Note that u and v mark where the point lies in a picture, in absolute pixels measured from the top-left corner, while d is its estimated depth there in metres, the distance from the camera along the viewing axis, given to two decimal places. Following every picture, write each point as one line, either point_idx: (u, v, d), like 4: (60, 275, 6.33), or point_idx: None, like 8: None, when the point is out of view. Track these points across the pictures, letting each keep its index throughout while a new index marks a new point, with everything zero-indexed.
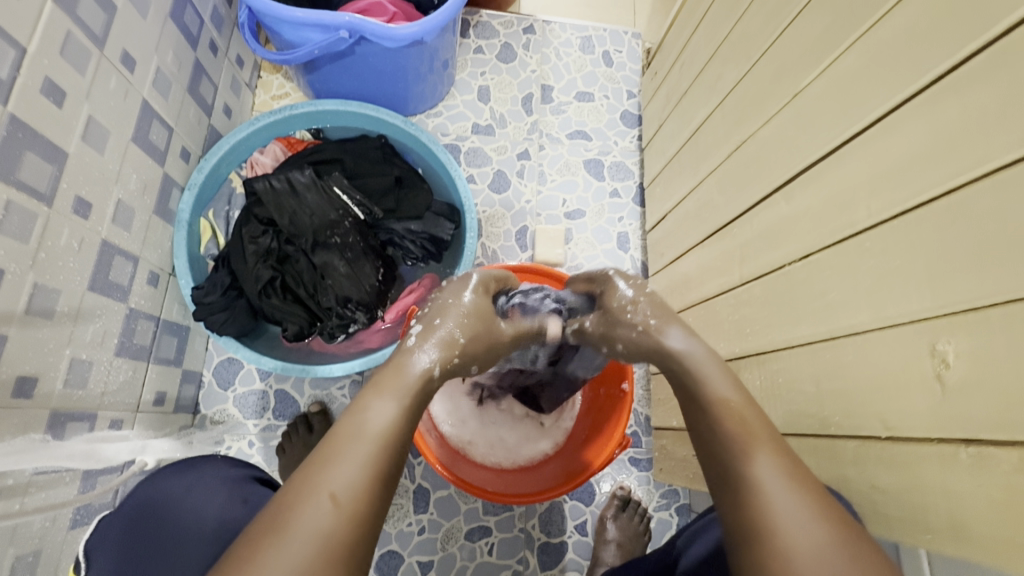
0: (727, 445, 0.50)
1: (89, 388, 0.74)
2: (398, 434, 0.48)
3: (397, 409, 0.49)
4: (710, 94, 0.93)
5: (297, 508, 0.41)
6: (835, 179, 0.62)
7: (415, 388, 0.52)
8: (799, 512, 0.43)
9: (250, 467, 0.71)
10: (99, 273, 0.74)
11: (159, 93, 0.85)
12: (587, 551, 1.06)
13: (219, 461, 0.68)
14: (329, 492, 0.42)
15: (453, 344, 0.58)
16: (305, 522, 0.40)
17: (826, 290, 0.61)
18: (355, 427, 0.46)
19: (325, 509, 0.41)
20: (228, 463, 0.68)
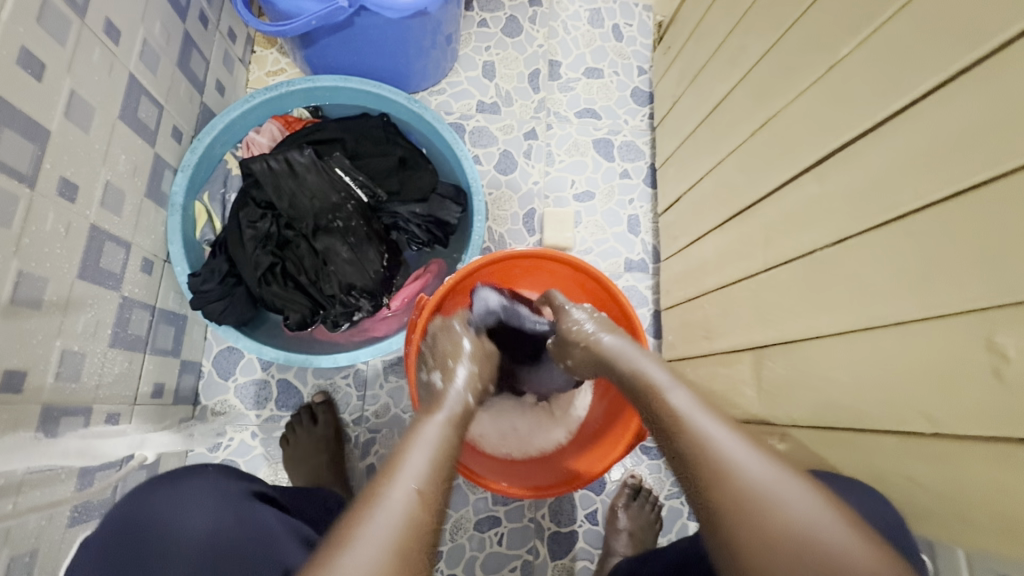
0: (662, 412, 0.49)
1: (83, 381, 0.70)
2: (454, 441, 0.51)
3: (449, 418, 0.53)
4: (731, 68, 0.88)
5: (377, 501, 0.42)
6: (876, 157, 0.58)
7: (463, 415, 0.55)
8: (749, 456, 0.43)
9: (247, 476, 0.64)
10: (89, 260, 0.70)
11: (147, 67, 0.80)
12: (597, 540, 1.05)
13: (213, 471, 0.61)
14: (406, 484, 0.44)
15: (475, 377, 0.61)
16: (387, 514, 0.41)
17: (865, 277, 0.58)
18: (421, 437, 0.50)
19: (403, 499, 0.43)
20: (224, 474, 0.61)
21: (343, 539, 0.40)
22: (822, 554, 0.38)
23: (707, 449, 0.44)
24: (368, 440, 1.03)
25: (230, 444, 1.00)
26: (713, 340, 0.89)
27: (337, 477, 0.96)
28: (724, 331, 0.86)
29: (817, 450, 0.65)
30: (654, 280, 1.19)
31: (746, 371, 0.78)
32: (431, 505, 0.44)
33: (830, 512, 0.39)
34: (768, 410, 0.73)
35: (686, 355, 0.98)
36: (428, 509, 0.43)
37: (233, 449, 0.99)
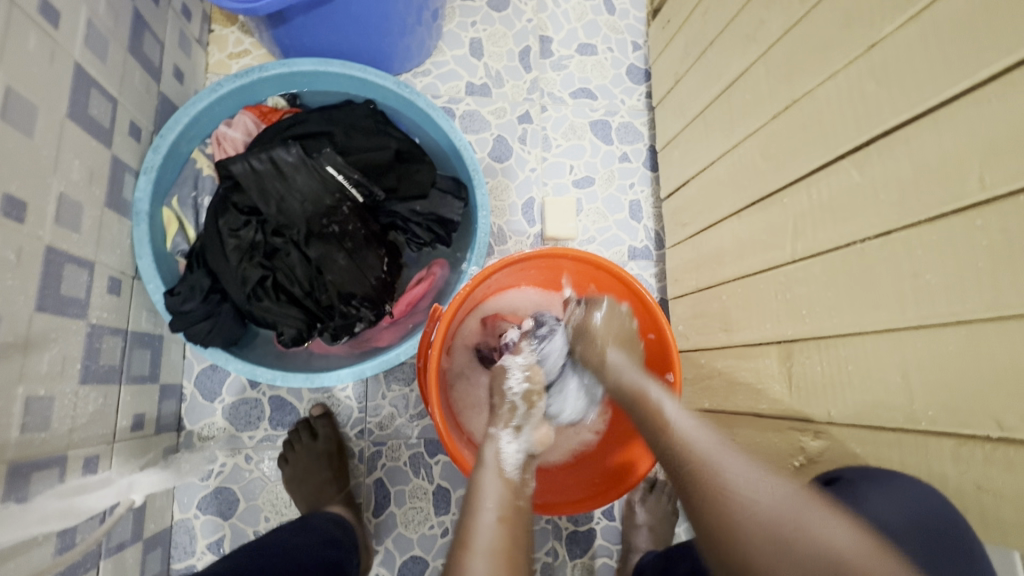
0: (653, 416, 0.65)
1: (54, 428, 0.61)
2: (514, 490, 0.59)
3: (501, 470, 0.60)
4: (747, 45, 0.84)
5: (472, 523, 0.53)
6: (935, 142, 0.54)
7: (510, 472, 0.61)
8: (736, 475, 0.53)
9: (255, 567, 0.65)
10: (48, 289, 0.60)
11: (95, 53, 0.68)
12: (615, 535, 1.03)
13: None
14: (491, 508, 0.55)
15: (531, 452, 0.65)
16: (484, 530, 0.53)
17: (922, 274, 0.55)
18: (490, 470, 0.60)
19: (493, 520, 0.54)
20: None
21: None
22: (825, 553, 0.45)
23: (717, 477, 0.54)
24: (374, 453, 0.97)
25: (223, 471, 0.92)
26: (732, 332, 0.87)
27: (340, 492, 0.89)
28: (745, 323, 0.83)
29: (861, 448, 0.63)
30: (658, 268, 1.16)
31: (774, 365, 0.76)
32: (518, 517, 0.55)
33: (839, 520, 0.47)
34: (801, 405, 0.71)
35: (703, 346, 0.95)
36: (514, 525, 0.54)
37: (226, 475, 0.91)
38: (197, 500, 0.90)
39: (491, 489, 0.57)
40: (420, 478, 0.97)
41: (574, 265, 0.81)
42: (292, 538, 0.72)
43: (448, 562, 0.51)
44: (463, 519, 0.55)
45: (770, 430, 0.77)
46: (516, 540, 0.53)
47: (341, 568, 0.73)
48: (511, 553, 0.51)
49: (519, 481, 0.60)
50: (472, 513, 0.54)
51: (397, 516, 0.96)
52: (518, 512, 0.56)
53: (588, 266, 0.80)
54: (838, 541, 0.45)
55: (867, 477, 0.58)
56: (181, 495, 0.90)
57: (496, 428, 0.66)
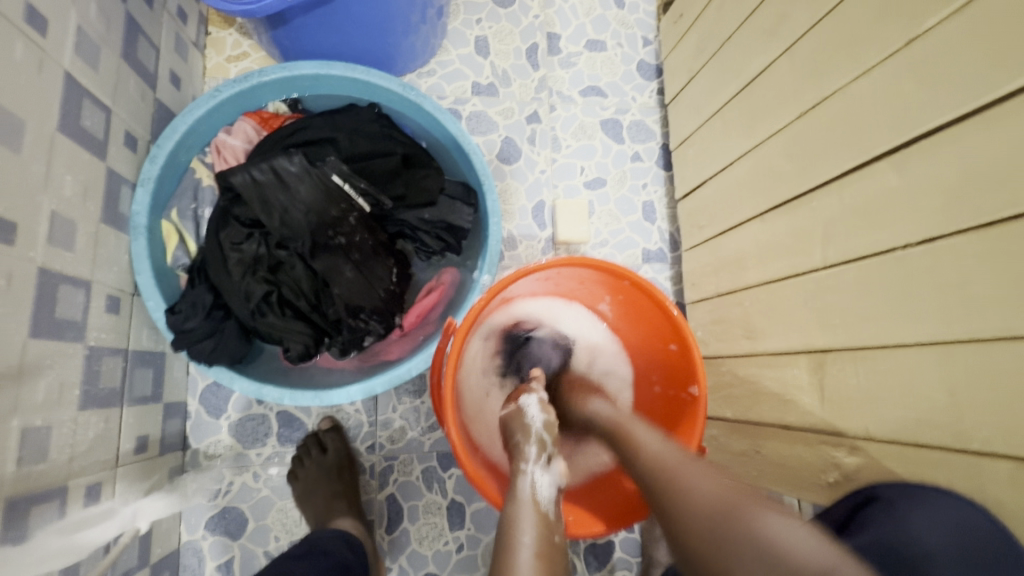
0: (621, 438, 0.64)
1: (53, 458, 0.58)
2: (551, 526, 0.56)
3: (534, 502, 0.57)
4: (769, 39, 0.79)
5: (509, 566, 0.50)
6: (983, 143, 0.51)
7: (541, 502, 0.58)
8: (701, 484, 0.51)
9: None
10: (42, 313, 0.57)
11: (85, 61, 0.65)
12: (635, 547, 1.00)
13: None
14: (529, 544, 0.52)
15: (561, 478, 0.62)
16: (523, 569, 0.50)
17: (969, 286, 0.51)
18: (524, 503, 0.57)
19: (531, 556, 0.51)
20: None
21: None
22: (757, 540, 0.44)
23: (676, 485, 0.53)
24: (386, 468, 0.94)
25: (230, 490, 0.89)
26: (756, 340, 0.83)
27: (352, 509, 0.86)
28: (770, 331, 0.79)
29: (903, 466, 0.60)
30: (673, 271, 1.12)
31: (804, 376, 0.73)
32: (557, 555, 0.53)
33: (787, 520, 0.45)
34: (834, 419, 0.68)
35: (724, 352, 0.92)
36: (553, 564, 0.51)
37: (234, 495, 0.89)
38: (204, 520, 0.87)
39: (528, 525, 0.55)
40: (434, 492, 0.95)
41: (591, 273, 0.77)
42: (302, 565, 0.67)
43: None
44: (499, 558, 0.52)
45: (800, 443, 0.74)
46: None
47: None
48: None
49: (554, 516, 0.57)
50: (510, 552, 0.52)
51: (411, 532, 0.93)
52: (555, 549, 0.53)
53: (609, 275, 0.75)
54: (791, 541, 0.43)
55: (906, 494, 0.57)
56: (188, 516, 0.87)
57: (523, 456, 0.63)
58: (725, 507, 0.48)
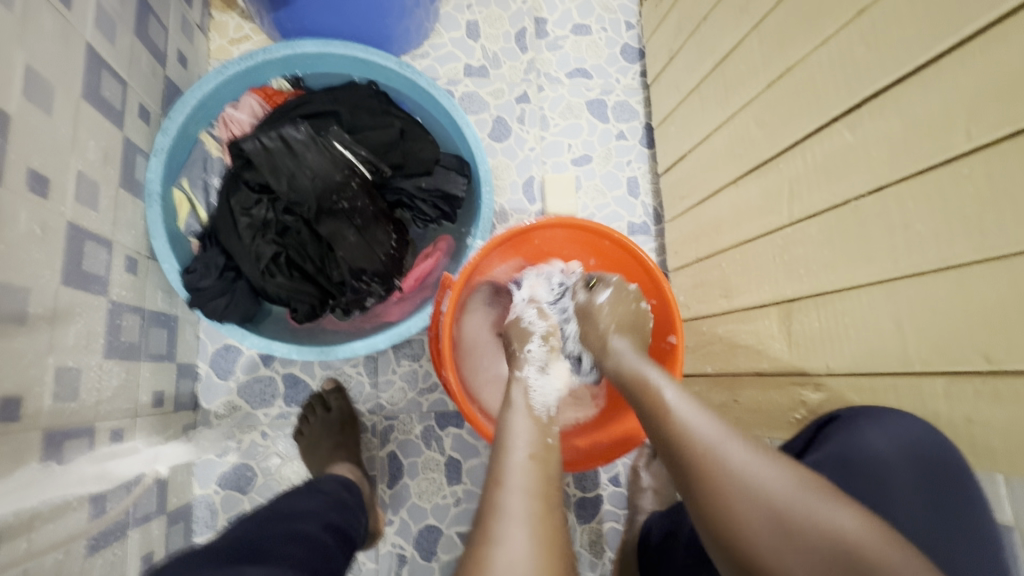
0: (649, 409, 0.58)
1: (82, 399, 0.63)
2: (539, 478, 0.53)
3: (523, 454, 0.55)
4: (741, 17, 0.86)
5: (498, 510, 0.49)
6: (922, 100, 0.57)
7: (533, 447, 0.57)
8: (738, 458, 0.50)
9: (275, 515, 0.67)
10: (71, 264, 0.62)
11: (104, 35, 0.70)
12: (623, 501, 1.06)
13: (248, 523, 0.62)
14: (520, 449, 0.56)
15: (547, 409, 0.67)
16: (515, 469, 0.53)
17: (913, 227, 0.58)
18: (517, 411, 0.63)
19: (524, 456, 0.55)
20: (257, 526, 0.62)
21: (490, 514, 0.49)
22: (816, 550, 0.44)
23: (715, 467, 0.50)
24: (387, 427, 1.00)
25: (240, 447, 0.94)
26: (732, 298, 0.90)
27: (354, 459, 0.90)
28: (745, 288, 0.86)
29: (858, 396, 0.66)
30: (657, 243, 1.19)
31: (774, 325, 0.79)
32: (549, 453, 0.57)
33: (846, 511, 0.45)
34: (801, 361, 0.74)
35: (704, 313, 0.99)
36: (547, 498, 0.51)
37: (244, 451, 0.94)
38: (216, 476, 0.92)
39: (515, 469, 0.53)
40: (432, 449, 1.00)
41: (567, 232, 0.84)
42: (304, 501, 0.70)
43: (481, 502, 0.52)
44: (493, 460, 0.56)
45: (770, 387, 0.80)
46: (551, 523, 0.49)
47: (345, 532, 0.70)
48: (549, 532, 0.48)
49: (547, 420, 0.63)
50: (499, 509, 0.49)
51: (411, 487, 0.99)
52: (548, 449, 0.57)
53: (581, 232, 0.83)
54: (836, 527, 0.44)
55: (864, 415, 0.62)
56: (200, 471, 0.92)
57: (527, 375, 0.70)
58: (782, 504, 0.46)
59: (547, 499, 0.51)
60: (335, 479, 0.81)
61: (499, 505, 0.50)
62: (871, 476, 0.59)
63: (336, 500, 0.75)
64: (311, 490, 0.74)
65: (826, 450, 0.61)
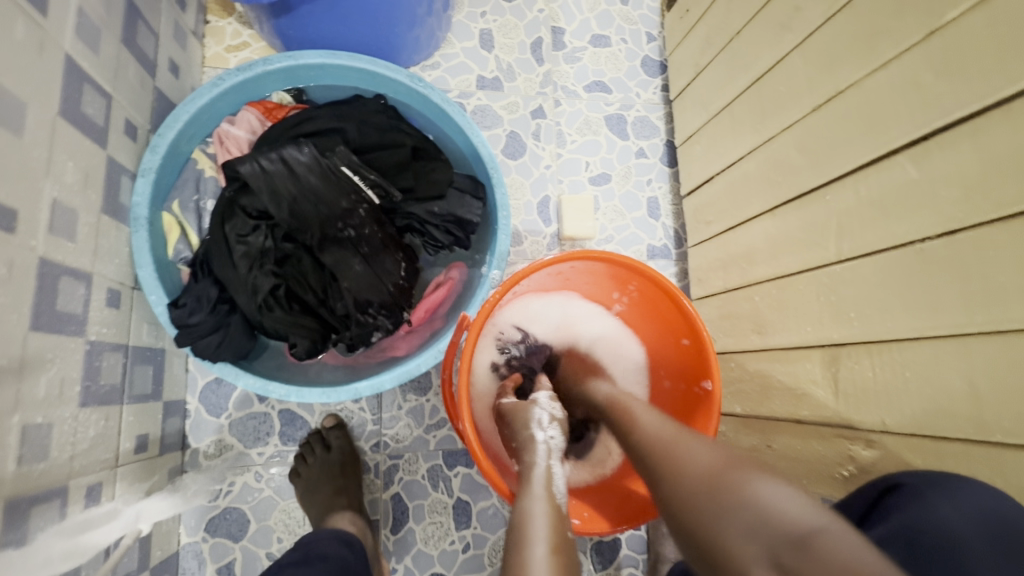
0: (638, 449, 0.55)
1: (53, 457, 0.56)
2: (563, 554, 0.47)
3: (542, 522, 0.50)
4: (781, 33, 0.80)
5: None
6: (1006, 136, 0.51)
7: (554, 518, 0.51)
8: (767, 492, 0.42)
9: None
10: (42, 305, 0.54)
11: (86, 45, 0.62)
12: (642, 544, 1.00)
13: None
14: (540, 536, 0.48)
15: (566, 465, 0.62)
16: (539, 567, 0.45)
17: (994, 276, 0.52)
18: (535, 493, 0.54)
19: (546, 551, 0.47)
20: None
21: None
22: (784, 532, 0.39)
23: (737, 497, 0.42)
24: (390, 467, 0.93)
25: (231, 490, 0.87)
26: (767, 334, 0.83)
27: (355, 506, 0.83)
28: (782, 326, 0.80)
29: (920, 459, 0.60)
30: (678, 267, 1.12)
31: (816, 370, 0.73)
32: (573, 550, 0.49)
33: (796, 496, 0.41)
34: (850, 413, 0.68)
35: (733, 347, 0.92)
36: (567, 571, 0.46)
37: (236, 495, 0.86)
38: (204, 522, 0.85)
39: (535, 532, 0.49)
40: (440, 491, 0.93)
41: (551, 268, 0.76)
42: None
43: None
44: (512, 555, 0.48)
45: (812, 437, 0.74)
46: None
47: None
48: None
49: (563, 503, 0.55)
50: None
51: (417, 531, 0.92)
52: (571, 546, 0.49)
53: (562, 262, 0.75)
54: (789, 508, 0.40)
55: (933, 484, 0.55)
56: (187, 517, 0.84)
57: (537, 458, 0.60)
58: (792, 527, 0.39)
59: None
60: (333, 536, 0.73)
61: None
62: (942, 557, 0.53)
63: (338, 565, 0.67)
64: (308, 558, 0.66)
65: (889, 524, 0.56)
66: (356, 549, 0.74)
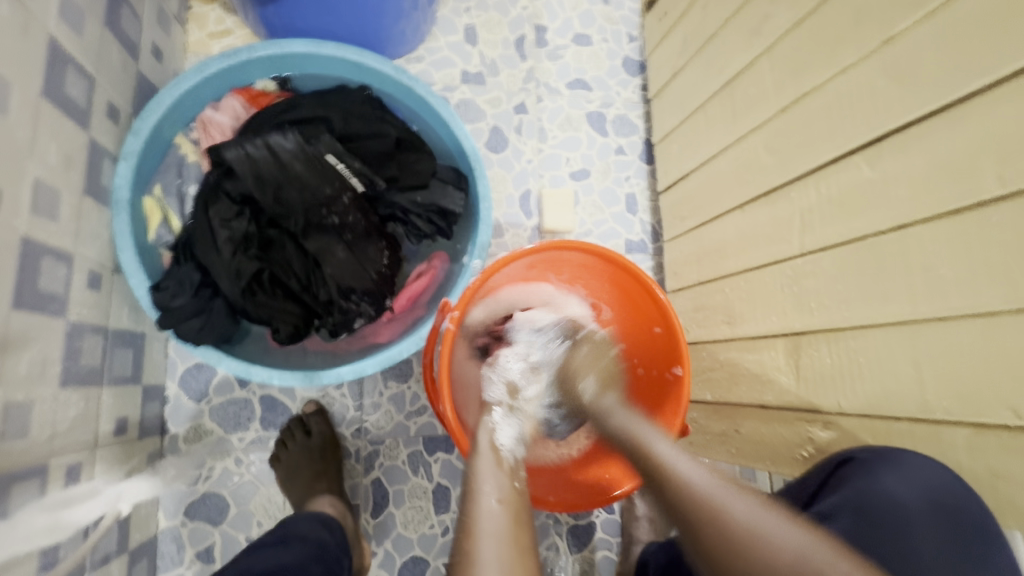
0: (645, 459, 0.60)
1: (34, 435, 0.56)
2: (513, 514, 0.54)
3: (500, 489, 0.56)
4: (752, 38, 0.83)
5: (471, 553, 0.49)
6: (948, 140, 0.55)
7: (503, 481, 0.58)
8: (787, 536, 0.47)
9: (254, 565, 0.61)
10: (25, 284, 0.55)
11: (69, 25, 0.62)
12: (615, 528, 1.03)
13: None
14: (492, 493, 0.55)
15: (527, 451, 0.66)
16: (489, 516, 0.53)
17: (938, 268, 0.56)
18: (487, 454, 0.62)
19: (495, 505, 0.54)
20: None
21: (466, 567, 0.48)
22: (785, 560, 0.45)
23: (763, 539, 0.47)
24: (371, 453, 0.94)
25: (211, 475, 0.87)
26: (736, 325, 0.88)
27: (335, 491, 0.85)
28: (750, 317, 0.84)
29: (872, 439, 0.65)
30: (655, 261, 1.16)
31: (781, 357, 0.77)
32: (520, 499, 0.56)
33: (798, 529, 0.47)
34: (810, 397, 0.72)
35: (704, 337, 0.97)
36: (516, 517, 0.53)
37: (216, 480, 0.87)
38: (183, 506, 0.85)
39: (487, 484, 0.57)
40: (420, 476, 0.95)
41: (531, 257, 0.78)
42: (279, 555, 0.63)
43: (453, 555, 0.50)
44: (463, 515, 0.54)
45: (775, 421, 0.79)
46: (520, 548, 0.50)
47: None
48: (516, 542, 0.50)
49: (514, 466, 0.62)
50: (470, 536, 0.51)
51: (396, 516, 0.93)
52: (518, 496, 0.56)
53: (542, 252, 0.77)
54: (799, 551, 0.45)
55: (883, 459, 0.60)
56: (166, 501, 0.85)
57: (490, 416, 0.70)
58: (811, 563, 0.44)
59: (526, 548, 0.50)
60: (309, 517, 0.75)
61: (472, 558, 0.48)
62: (889, 523, 0.58)
63: (316, 546, 0.69)
64: (288, 540, 0.67)
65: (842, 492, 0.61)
66: (336, 532, 0.75)
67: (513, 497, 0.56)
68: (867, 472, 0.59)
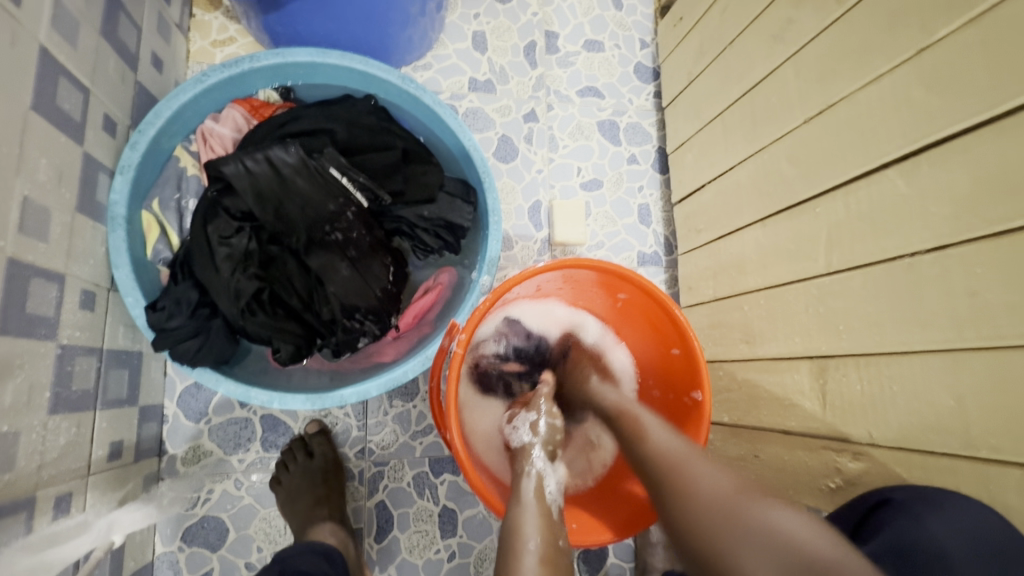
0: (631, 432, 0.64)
1: (19, 467, 0.53)
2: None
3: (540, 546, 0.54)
4: (773, 44, 0.80)
5: None
6: (993, 156, 0.51)
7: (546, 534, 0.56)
8: (775, 516, 0.48)
9: None
10: (11, 308, 0.52)
11: (63, 35, 0.60)
12: (628, 553, 0.99)
13: None
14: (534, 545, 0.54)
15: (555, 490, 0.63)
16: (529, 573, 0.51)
17: (982, 293, 0.52)
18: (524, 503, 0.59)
19: (535, 564, 0.52)
20: None
21: None
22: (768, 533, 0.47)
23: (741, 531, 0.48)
24: (375, 474, 0.91)
25: (210, 498, 0.84)
26: (755, 345, 0.84)
27: (337, 517, 0.81)
28: (771, 337, 0.80)
29: (906, 473, 0.61)
30: (668, 274, 1.12)
31: (805, 381, 0.73)
32: (560, 558, 0.54)
33: (789, 513, 0.48)
34: (838, 425, 0.68)
35: (721, 355, 0.93)
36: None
37: (215, 503, 0.84)
38: (181, 531, 0.83)
39: (530, 535, 0.55)
40: (425, 499, 0.91)
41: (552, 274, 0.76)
42: None
43: None
44: (504, 566, 0.53)
45: (799, 448, 0.74)
46: None
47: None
48: None
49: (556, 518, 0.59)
50: None
51: (401, 540, 0.90)
52: (560, 556, 0.54)
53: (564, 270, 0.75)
54: (783, 529, 0.47)
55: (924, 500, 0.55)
56: (163, 526, 0.82)
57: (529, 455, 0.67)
58: (812, 557, 0.44)
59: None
60: (312, 549, 0.71)
61: None
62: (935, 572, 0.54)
63: None
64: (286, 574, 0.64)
65: (881, 538, 0.57)
66: (337, 562, 0.72)
67: (557, 559, 0.54)
68: (906, 516, 0.56)
